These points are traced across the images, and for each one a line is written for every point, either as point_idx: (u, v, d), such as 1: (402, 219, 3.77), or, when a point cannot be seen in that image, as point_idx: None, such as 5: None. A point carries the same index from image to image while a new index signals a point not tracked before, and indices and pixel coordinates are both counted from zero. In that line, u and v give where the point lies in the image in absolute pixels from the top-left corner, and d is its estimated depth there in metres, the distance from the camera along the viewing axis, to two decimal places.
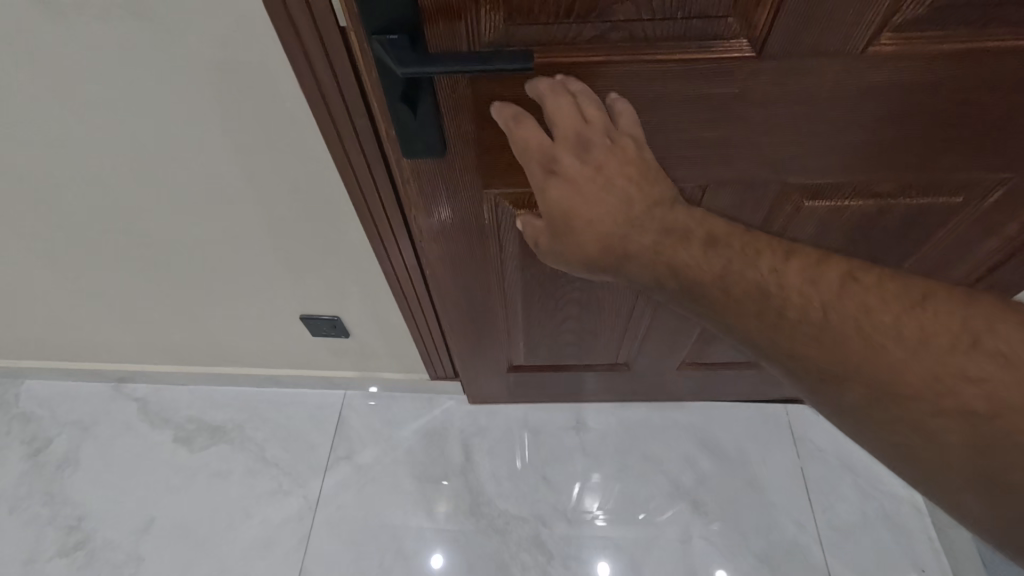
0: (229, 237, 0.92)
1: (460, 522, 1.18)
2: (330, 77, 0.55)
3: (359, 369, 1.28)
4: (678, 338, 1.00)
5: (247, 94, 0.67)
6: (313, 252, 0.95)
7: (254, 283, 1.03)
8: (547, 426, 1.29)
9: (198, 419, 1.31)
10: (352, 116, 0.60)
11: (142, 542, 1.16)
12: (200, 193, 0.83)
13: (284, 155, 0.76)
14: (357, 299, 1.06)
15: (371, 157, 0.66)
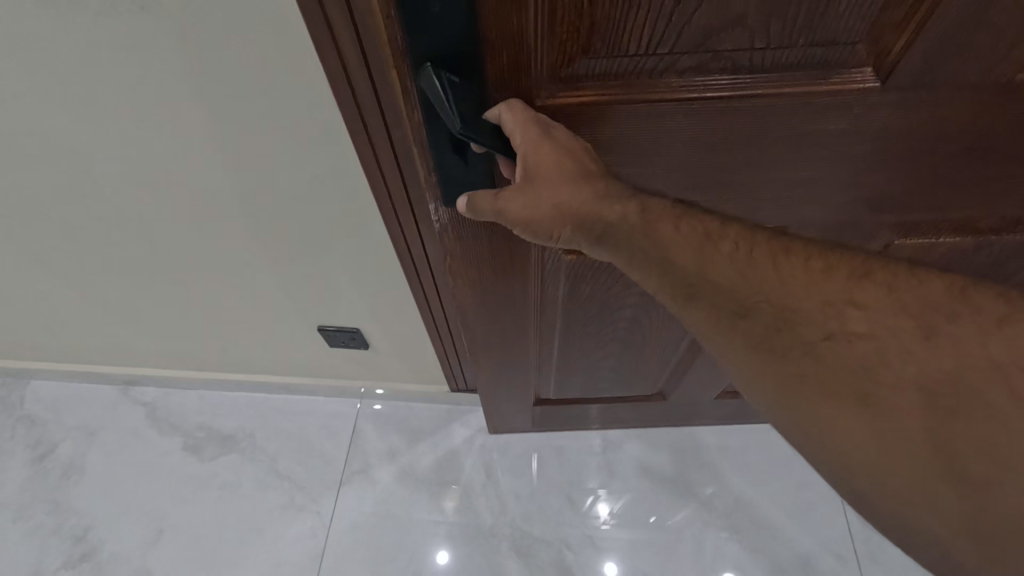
0: (246, 246, 0.87)
1: (479, 544, 1.12)
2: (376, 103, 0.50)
3: (377, 379, 1.22)
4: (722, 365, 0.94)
5: (273, 103, 0.61)
6: (337, 264, 0.89)
7: (271, 293, 0.98)
8: (572, 443, 1.23)
9: (208, 426, 1.26)
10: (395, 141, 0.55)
11: (150, 556, 1.11)
12: (217, 202, 0.78)
13: (312, 168, 0.71)
14: (380, 313, 1.00)
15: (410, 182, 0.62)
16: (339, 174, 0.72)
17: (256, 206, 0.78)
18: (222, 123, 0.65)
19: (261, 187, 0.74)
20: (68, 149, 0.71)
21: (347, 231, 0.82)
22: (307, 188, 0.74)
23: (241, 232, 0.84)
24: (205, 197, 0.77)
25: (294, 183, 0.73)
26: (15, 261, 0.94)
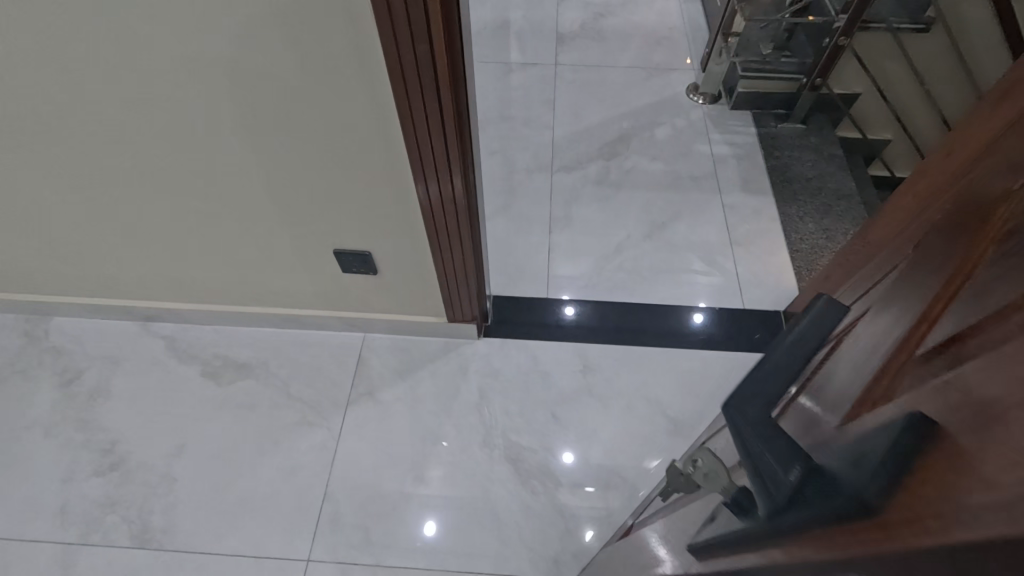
0: (263, 171, 0.97)
1: (474, 454, 1.26)
2: None
3: (381, 310, 1.34)
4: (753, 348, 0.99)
5: (296, 28, 0.72)
6: (345, 190, 0.99)
7: (288, 221, 1.08)
8: (556, 367, 1.37)
9: (225, 355, 1.38)
10: (415, 40, 0.68)
11: (174, 465, 1.23)
12: (241, 126, 0.88)
13: (325, 92, 0.80)
14: (386, 241, 1.10)
15: (410, 81, 0.74)
16: (349, 100, 0.81)
17: (295, 120, 0.86)
18: (272, 30, 0.72)
19: (300, 99, 0.82)
20: (130, 72, 0.80)
21: (374, 144, 0.88)
22: (341, 98, 0.81)
23: (278, 149, 0.92)
24: (248, 114, 0.85)
25: (328, 91, 0.80)
26: (61, 189, 1.05)
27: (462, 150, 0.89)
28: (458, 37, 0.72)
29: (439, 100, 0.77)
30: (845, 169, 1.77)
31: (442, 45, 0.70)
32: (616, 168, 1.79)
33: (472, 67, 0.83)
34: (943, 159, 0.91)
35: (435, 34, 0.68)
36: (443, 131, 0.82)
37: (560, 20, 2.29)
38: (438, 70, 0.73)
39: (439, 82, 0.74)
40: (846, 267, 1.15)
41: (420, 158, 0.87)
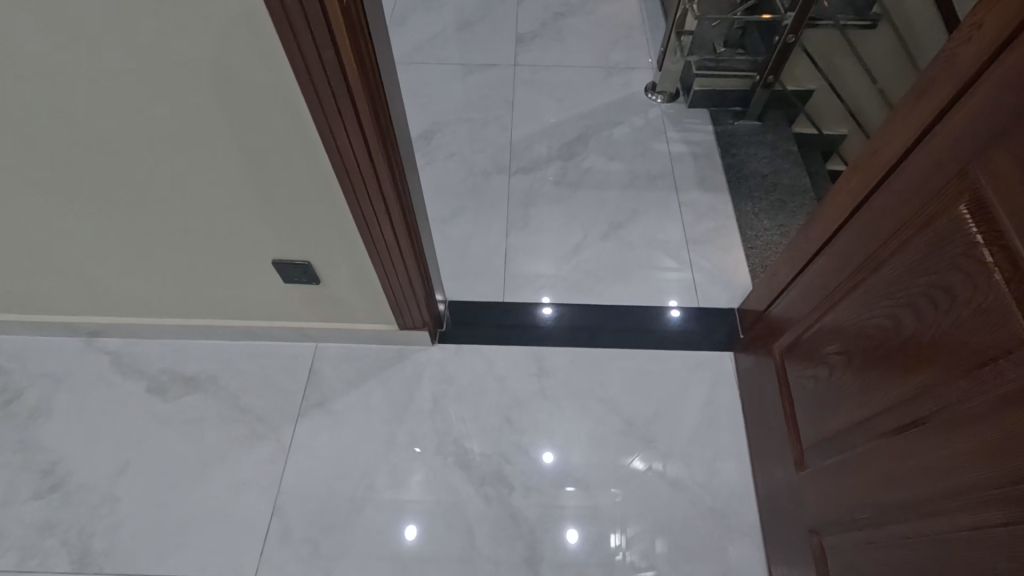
0: (188, 186, 0.94)
1: (446, 449, 1.26)
2: (301, 15, 0.63)
3: (331, 319, 1.32)
4: (826, 405, 0.95)
5: (197, 43, 0.70)
6: (276, 202, 0.96)
7: (220, 233, 1.05)
8: (511, 370, 1.36)
9: (172, 369, 1.35)
10: (320, 53, 0.68)
11: (118, 484, 1.20)
12: (156, 142, 0.85)
13: (242, 105, 0.78)
14: (329, 251, 1.08)
15: (321, 92, 0.73)
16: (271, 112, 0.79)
17: (218, 127, 0.82)
18: (178, 31, 0.69)
19: (224, 103, 0.78)
20: (38, 91, 0.78)
21: (299, 153, 0.86)
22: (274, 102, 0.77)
23: (203, 158, 0.88)
24: (163, 121, 0.81)
25: (255, 93, 0.76)
26: None
27: (387, 152, 0.86)
28: (364, 35, 0.70)
29: (353, 100, 0.75)
30: (800, 165, 1.78)
31: (346, 43, 0.68)
32: (574, 168, 1.78)
33: (389, 66, 0.81)
34: (868, 157, 0.91)
35: (335, 30, 0.66)
36: (361, 133, 0.80)
37: (519, 20, 2.28)
38: (345, 68, 0.70)
39: (349, 81, 0.72)
40: (791, 266, 1.15)
41: (345, 162, 0.85)
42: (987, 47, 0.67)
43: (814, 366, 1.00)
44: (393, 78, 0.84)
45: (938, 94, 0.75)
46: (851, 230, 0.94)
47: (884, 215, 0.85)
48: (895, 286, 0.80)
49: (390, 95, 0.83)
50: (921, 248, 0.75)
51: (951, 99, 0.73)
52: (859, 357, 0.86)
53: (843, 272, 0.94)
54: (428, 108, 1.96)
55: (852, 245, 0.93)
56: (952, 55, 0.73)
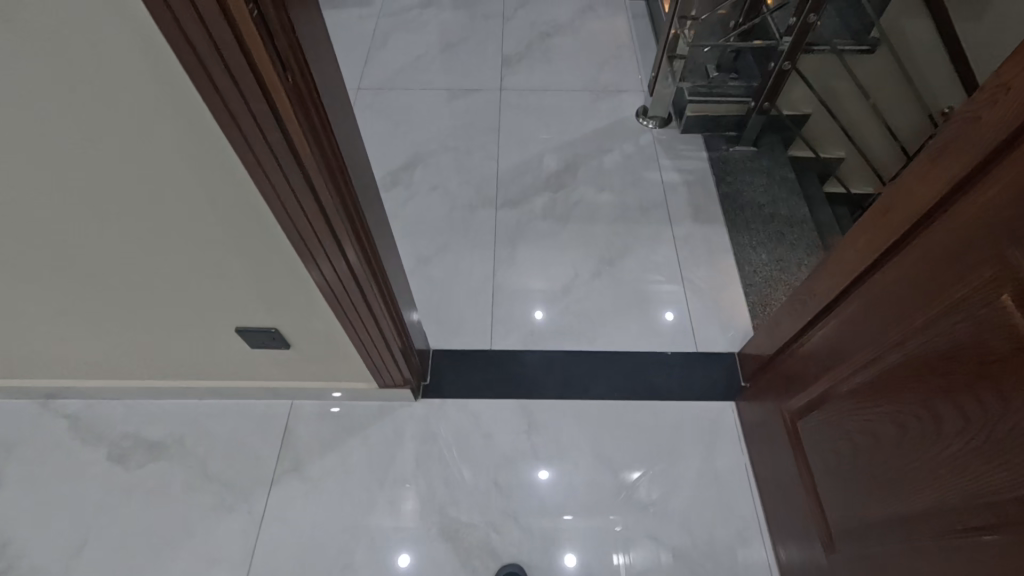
0: (134, 268, 0.85)
1: (439, 467, 1.23)
2: (246, 111, 0.56)
3: (306, 379, 1.23)
4: (856, 484, 0.87)
5: (121, 139, 0.60)
6: (234, 278, 0.87)
7: (176, 306, 0.96)
8: (498, 426, 1.28)
9: (135, 434, 1.25)
10: (269, 142, 0.60)
11: (74, 566, 1.10)
12: (91, 231, 0.76)
13: (184, 194, 0.69)
14: (299, 317, 0.99)
15: (275, 177, 0.65)
16: (216, 198, 0.70)
17: (158, 208, 0.72)
18: (94, 116, 0.58)
19: (164, 186, 0.67)
20: None
21: (256, 234, 0.77)
22: (224, 183, 0.67)
23: (146, 238, 0.77)
24: (91, 205, 0.70)
25: (203, 177, 0.66)
26: None
27: (352, 222, 0.78)
28: (318, 111, 0.62)
29: (308, 178, 0.66)
30: (798, 194, 1.71)
31: (296, 123, 0.59)
32: (563, 200, 1.70)
33: (351, 132, 0.74)
34: (881, 217, 0.84)
35: (280, 110, 0.57)
36: (320, 209, 0.71)
37: (505, 42, 2.20)
38: (296, 147, 0.62)
39: (301, 159, 0.64)
40: (798, 318, 1.08)
41: (305, 238, 0.76)
42: (1014, 118, 0.61)
43: (835, 439, 0.92)
44: (355, 143, 0.76)
45: (961, 160, 0.68)
46: (866, 295, 0.86)
47: (903, 285, 0.77)
48: (925, 369, 0.72)
49: (353, 163, 0.75)
50: (958, 332, 0.67)
51: (975, 168, 0.66)
52: (891, 442, 0.78)
53: (860, 341, 0.87)
54: (410, 136, 1.87)
55: (867, 312, 0.86)
56: (975, 118, 0.66)
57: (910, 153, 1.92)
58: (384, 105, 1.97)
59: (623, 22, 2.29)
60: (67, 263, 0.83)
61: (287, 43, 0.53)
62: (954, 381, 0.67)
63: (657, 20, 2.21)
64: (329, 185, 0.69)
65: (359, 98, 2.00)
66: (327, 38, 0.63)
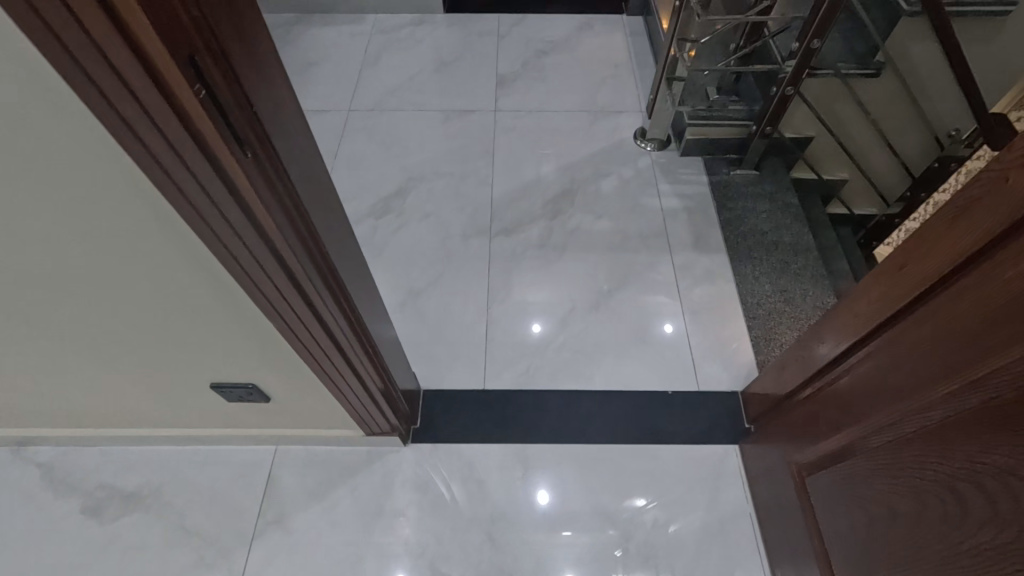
0: (93, 335, 0.78)
1: (434, 468, 1.23)
2: (206, 199, 0.51)
3: (290, 427, 1.18)
4: (870, 559, 0.81)
5: (66, 220, 0.54)
6: (205, 342, 0.81)
7: (145, 367, 0.89)
8: (491, 474, 1.23)
9: (110, 485, 1.19)
10: (234, 226, 0.55)
11: None
12: (43, 304, 0.70)
13: (142, 268, 0.63)
14: (278, 374, 0.93)
15: (243, 258, 0.60)
16: (178, 271, 0.64)
17: (111, 280, 0.65)
18: (30, 201, 0.52)
19: (114, 260, 0.61)
20: None
21: (225, 304, 0.71)
22: (181, 255, 0.61)
23: (103, 308, 0.71)
24: (41, 281, 0.64)
25: (162, 254, 0.60)
26: None
27: (328, 287, 0.72)
28: (284, 183, 0.55)
29: (276, 251, 0.60)
30: (802, 220, 1.66)
31: (259, 200, 0.53)
32: (560, 228, 1.65)
33: (325, 192, 0.68)
34: (897, 272, 0.78)
35: (239, 188, 0.51)
36: (291, 280, 0.65)
37: (500, 60, 2.16)
38: (260, 223, 0.56)
39: (267, 234, 0.57)
40: (807, 368, 1.03)
41: (276, 306, 0.70)
42: None
43: (847, 507, 0.87)
44: (331, 202, 0.70)
45: (988, 225, 0.63)
46: (881, 356, 0.81)
47: (922, 350, 0.72)
48: (948, 451, 0.67)
49: (328, 226, 0.69)
50: (984, 413, 0.61)
51: (1004, 234, 0.61)
52: (911, 523, 0.73)
53: (874, 404, 0.81)
54: (402, 160, 1.82)
55: (881, 376, 0.80)
56: (1005, 178, 0.60)
57: (916, 174, 1.87)
58: (375, 127, 1.91)
59: (621, 39, 2.24)
60: (21, 334, 0.77)
61: (245, 119, 0.47)
62: (983, 471, 0.62)
63: (655, 37, 2.16)
64: (300, 255, 0.63)
65: (350, 120, 1.95)
66: (295, 101, 0.56)
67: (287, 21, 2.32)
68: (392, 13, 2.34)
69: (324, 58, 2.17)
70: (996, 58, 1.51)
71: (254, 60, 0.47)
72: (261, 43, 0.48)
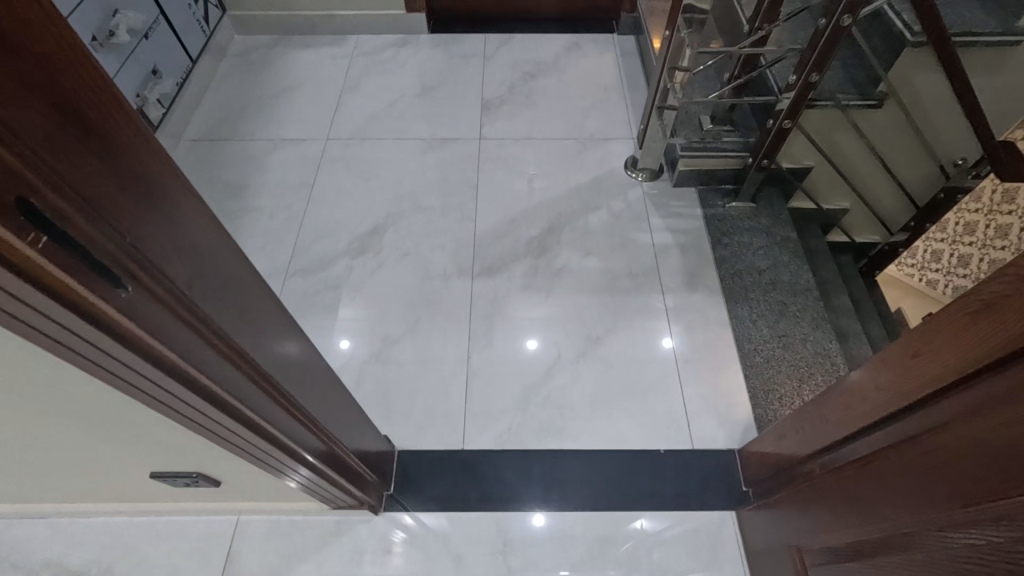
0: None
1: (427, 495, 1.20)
2: (84, 343, 0.42)
3: (250, 500, 1.09)
4: None
5: None
6: (131, 446, 0.71)
7: (70, 466, 0.79)
8: (470, 545, 1.14)
9: (57, 563, 1.10)
10: (128, 363, 0.46)
11: None
12: None
13: (31, 395, 0.53)
14: (223, 465, 0.84)
15: (147, 387, 0.50)
16: (76, 396, 0.54)
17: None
18: None
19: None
20: None
21: (142, 419, 0.61)
22: (84, 387, 0.52)
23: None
24: None
25: (50, 384, 0.51)
26: None
27: (267, 395, 0.64)
28: (192, 310, 0.46)
29: (191, 382, 0.51)
30: (801, 257, 1.57)
31: (156, 340, 0.44)
32: (546, 267, 1.56)
33: (257, 293, 0.59)
34: (910, 361, 0.69)
35: (125, 332, 0.42)
36: (215, 403, 0.56)
37: (485, 84, 2.07)
38: (163, 359, 0.47)
39: (175, 368, 0.48)
40: (810, 444, 0.94)
41: (205, 425, 0.61)
42: None
43: None
44: (267, 299, 0.61)
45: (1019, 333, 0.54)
46: (894, 455, 0.72)
47: (943, 464, 0.63)
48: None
49: (263, 330, 0.60)
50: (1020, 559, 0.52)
51: None
52: None
53: (885, 507, 0.73)
54: (381, 194, 1.73)
55: (894, 478, 0.71)
56: None
57: (920, 204, 1.79)
58: (353, 158, 1.83)
59: (611, 60, 2.16)
60: None
61: (120, 257, 0.38)
62: None
63: (646, 59, 2.08)
64: (223, 377, 0.54)
65: (328, 150, 1.86)
66: (204, 208, 0.48)
67: (266, 43, 2.23)
68: (374, 34, 2.26)
69: (303, 82, 2.09)
70: (1005, 89, 1.43)
71: (126, 179, 0.38)
72: (138, 154, 0.39)
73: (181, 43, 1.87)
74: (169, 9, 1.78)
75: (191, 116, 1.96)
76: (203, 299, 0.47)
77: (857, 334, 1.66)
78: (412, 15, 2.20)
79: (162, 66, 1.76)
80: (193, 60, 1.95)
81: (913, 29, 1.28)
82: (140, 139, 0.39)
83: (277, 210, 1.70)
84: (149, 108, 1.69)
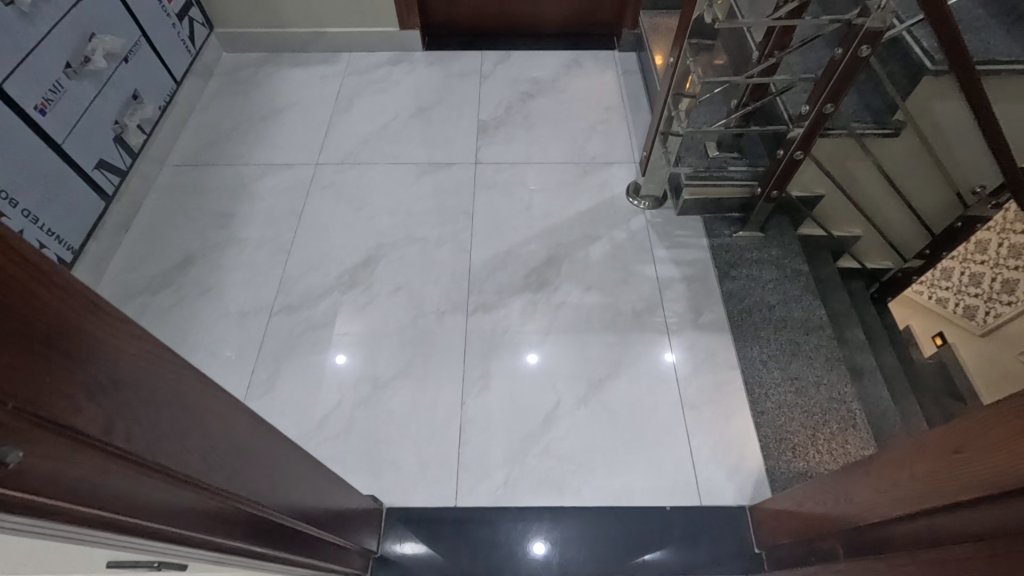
0: None
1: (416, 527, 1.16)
2: None
3: None
4: None
5: None
6: None
7: None
8: None
9: None
10: (41, 527, 0.38)
11: None
12: None
13: None
14: None
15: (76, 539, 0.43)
16: None
17: None
18: None
19: None
20: None
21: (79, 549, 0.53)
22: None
23: None
24: None
25: None
26: None
27: (229, 513, 0.56)
28: (98, 448, 0.37)
29: (113, 523, 0.42)
30: (813, 291, 1.49)
31: (57, 495, 0.36)
32: (545, 303, 1.49)
33: (203, 398, 0.50)
34: (950, 457, 0.62)
35: (18, 496, 0.34)
36: (152, 537, 0.47)
37: (482, 105, 2.00)
38: (63, 507, 0.37)
39: (94, 516, 0.40)
40: (834, 522, 0.86)
41: (155, 556, 0.52)
42: None
43: None
44: (218, 402, 0.53)
45: None
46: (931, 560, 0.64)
47: None
48: None
49: (211, 443, 0.51)
50: None
51: None
52: None
53: None
54: (373, 224, 1.66)
55: None
56: None
57: (936, 231, 1.71)
58: (344, 185, 1.76)
59: (612, 79, 2.08)
60: None
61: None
62: None
63: (649, 78, 2.00)
64: (166, 510, 0.47)
65: (318, 175, 1.79)
66: (113, 315, 0.38)
67: (255, 61, 2.16)
68: (368, 52, 2.18)
69: (293, 103, 2.01)
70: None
71: None
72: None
73: (164, 65, 1.79)
74: (151, 30, 1.71)
75: (176, 140, 1.88)
76: (120, 435, 0.38)
77: (872, 370, 1.58)
78: (406, 31, 2.13)
79: (143, 90, 1.68)
80: (178, 82, 1.87)
81: (934, 56, 1.21)
82: (12, 264, 0.30)
83: (263, 241, 1.62)
84: (129, 135, 1.61)
